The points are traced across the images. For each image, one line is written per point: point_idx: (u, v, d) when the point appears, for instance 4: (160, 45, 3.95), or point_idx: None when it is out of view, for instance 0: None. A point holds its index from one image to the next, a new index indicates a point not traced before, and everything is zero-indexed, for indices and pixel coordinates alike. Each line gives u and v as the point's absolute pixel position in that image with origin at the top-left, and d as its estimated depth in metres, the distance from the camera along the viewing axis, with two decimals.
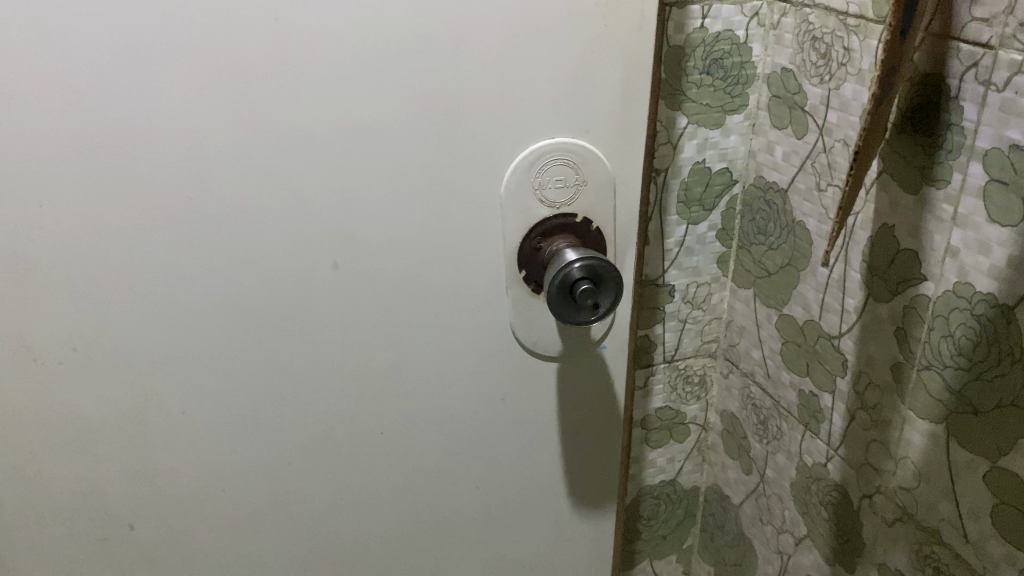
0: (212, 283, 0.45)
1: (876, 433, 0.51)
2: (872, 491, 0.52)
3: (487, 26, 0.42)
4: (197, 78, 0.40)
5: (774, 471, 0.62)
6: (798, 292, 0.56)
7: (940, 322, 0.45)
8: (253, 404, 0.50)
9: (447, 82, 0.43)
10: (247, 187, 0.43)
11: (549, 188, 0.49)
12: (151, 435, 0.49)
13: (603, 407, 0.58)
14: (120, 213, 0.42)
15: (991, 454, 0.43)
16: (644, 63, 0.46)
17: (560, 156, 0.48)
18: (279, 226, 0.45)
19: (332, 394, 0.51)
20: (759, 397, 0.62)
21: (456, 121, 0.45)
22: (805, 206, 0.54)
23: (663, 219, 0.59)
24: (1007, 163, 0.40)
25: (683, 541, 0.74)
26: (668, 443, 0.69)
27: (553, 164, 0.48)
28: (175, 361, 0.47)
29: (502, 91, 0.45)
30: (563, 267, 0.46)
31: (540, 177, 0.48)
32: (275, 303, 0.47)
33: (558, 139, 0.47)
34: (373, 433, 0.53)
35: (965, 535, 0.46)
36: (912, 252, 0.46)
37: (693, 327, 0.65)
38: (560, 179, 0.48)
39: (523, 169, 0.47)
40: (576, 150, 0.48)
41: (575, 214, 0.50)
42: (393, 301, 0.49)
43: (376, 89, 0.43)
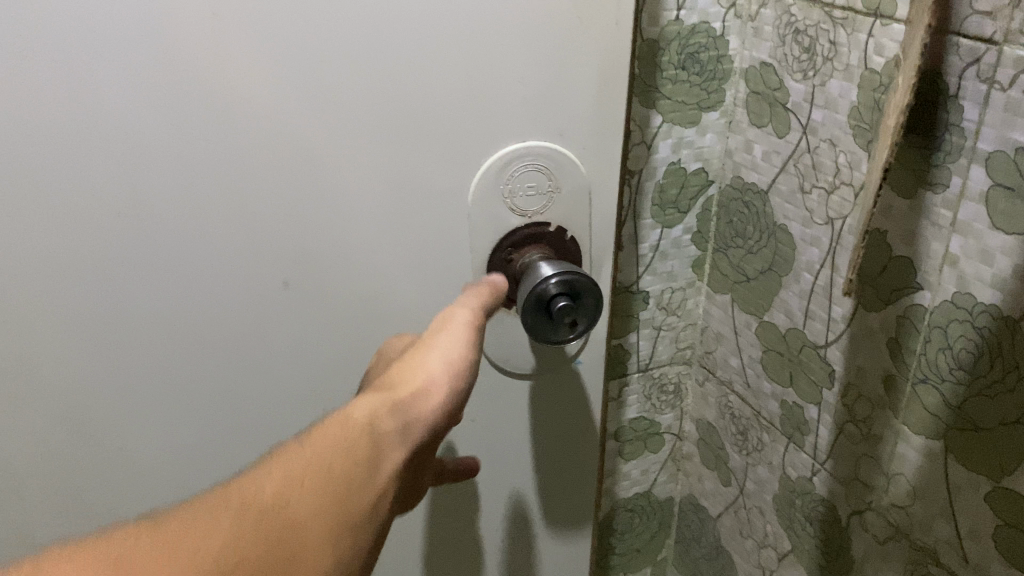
0: (152, 306, 0.41)
1: (866, 447, 0.49)
2: (862, 508, 0.50)
3: (455, 26, 0.38)
4: (134, 82, 0.35)
5: (754, 484, 0.59)
6: (781, 299, 0.53)
7: (937, 334, 0.43)
8: (202, 435, 0.45)
9: (412, 88, 0.39)
10: (188, 202, 0.39)
11: (520, 195, 0.45)
12: (85, 472, 0.44)
13: (577, 424, 0.55)
14: (43, 225, 0.38)
15: (993, 473, 0.41)
16: (623, 63, 0.43)
17: (532, 162, 0.44)
18: (225, 244, 0.40)
19: (288, 424, 0.47)
20: (737, 407, 0.60)
21: (421, 128, 0.41)
22: (787, 209, 0.51)
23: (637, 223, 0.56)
24: (1012, 167, 0.37)
25: (657, 553, 0.72)
26: (642, 454, 0.66)
27: (524, 170, 0.44)
28: (108, 390, 0.42)
29: (472, 96, 0.41)
30: (537, 288, 0.42)
31: (510, 184, 0.44)
32: (222, 326, 0.42)
33: (530, 142, 0.43)
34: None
35: (965, 556, 0.43)
36: (905, 259, 0.44)
37: (668, 334, 0.62)
38: (531, 186, 0.45)
39: (491, 176, 0.43)
40: (549, 154, 0.44)
41: (547, 222, 0.46)
42: (354, 320, 0.45)
43: (335, 96, 0.38)
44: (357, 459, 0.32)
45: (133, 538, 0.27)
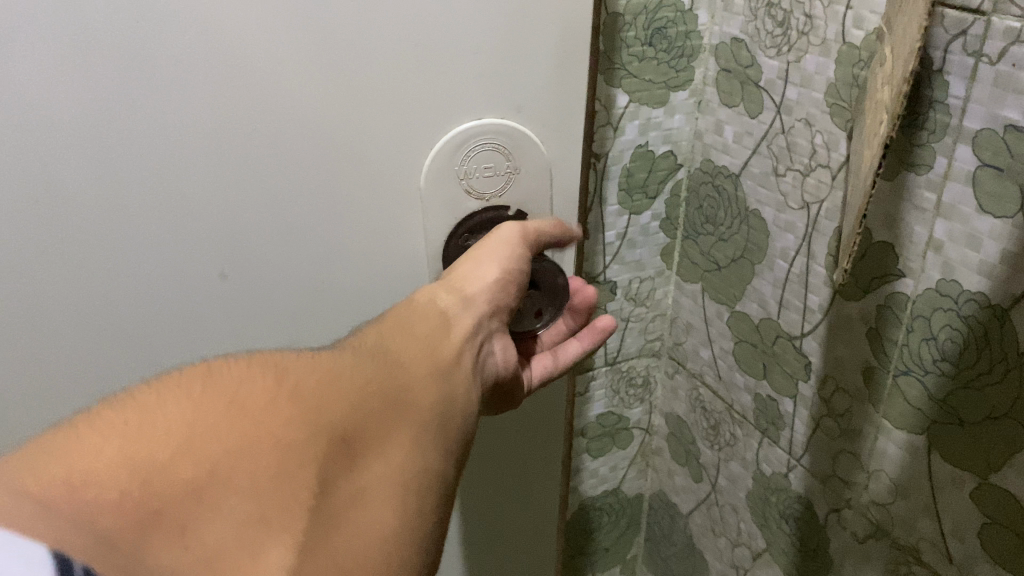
0: (71, 303, 0.37)
1: (844, 443, 0.46)
2: (840, 505, 0.48)
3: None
4: (47, 51, 0.32)
5: (727, 480, 0.57)
6: (753, 287, 0.51)
7: (920, 324, 0.40)
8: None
9: (357, 63, 0.36)
10: (107, 189, 0.35)
11: (476, 178, 0.41)
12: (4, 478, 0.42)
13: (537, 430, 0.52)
14: None
15: (979, 470, 0.39)
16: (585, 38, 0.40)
17: (488, 141, 0.40)
18: (151, 234, 0.37)
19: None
20: (709, 400, 0.57)
21: (369, 109, 0.37)
22: (761, 193, 0.48)
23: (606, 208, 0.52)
24: (1001, 145, 0.35)
25: (627, 551, 0.69)
26: (610, 450, 0.63)
27: (480, 151, 0.40)
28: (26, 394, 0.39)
29: (423, 74, 0.37)
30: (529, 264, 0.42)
31: (464, 165, 0.40)
32: (153, 324, 0.39)
33: (486, 119, 0.39)
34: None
35: (949, 556, 0.41)
36: (887, 245, 0.41)
37: (636, 325, 0.59)
38: (488, 166, 0.41)
39: (443, 156, 0.39)
40: (505, 132, 0.40)
41: (507, 206, 0.43)
42: (300, 316, 0.42)
43: (272, 74, 0.35)
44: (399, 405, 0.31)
45: (264, 376, 0.28)
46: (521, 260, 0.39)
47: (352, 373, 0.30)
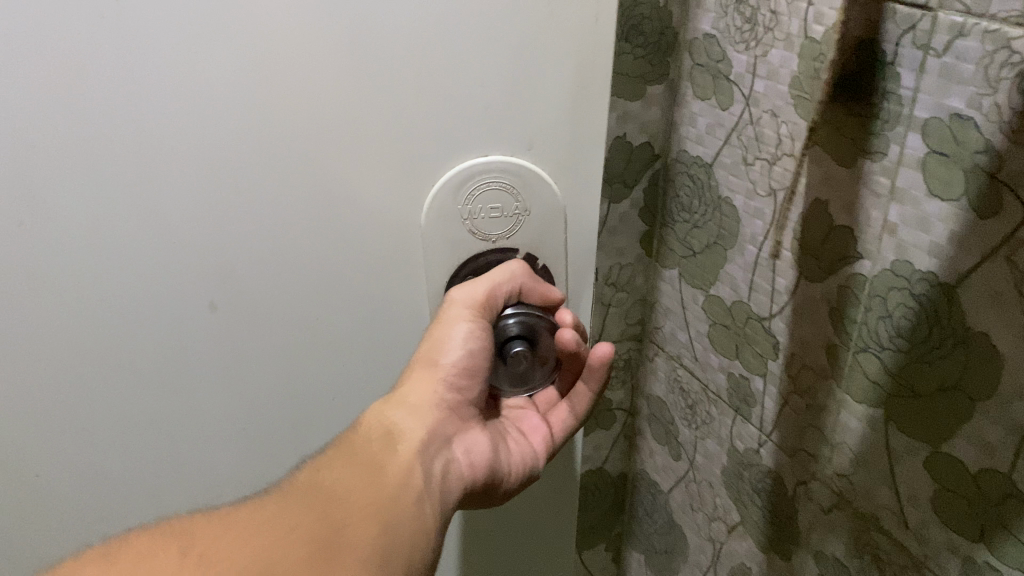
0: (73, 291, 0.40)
1: (810, 417, 0.49)
2: (807, 478, 0.50)
3: (410, 21, 0.37)
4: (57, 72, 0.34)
5: (703, 457, 0.59)
6: (726, 271, 0.53)
7: (878, 303, 0.43)
8: (146, 408, 0.45)
9: (362, 85, 0.38)
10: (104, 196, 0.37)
11: (481, 216, 0.44)
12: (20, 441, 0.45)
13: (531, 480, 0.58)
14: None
15: (932, 438, 0.41)
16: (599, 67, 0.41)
17: (493, 179, 0.43)
18: (169, 231, 0.40)
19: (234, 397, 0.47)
20: (686, 380, 0.59)
21: (374, 125, 0.39)
22: (732, 181, 0.51)
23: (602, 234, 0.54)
24: (947, 133, 0.37)
25: (612, 528, 0.72)
26: (594, 430, 0.65)
27: (485, 190, 0.43)
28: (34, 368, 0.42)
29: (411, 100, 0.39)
30: (498, 323, 0.47)
31: (469, 205, 0.44)
32: (161, 303, 0.42)
33: (488, 161, 0.42)
34: (282, 434, 0.49)
35: (906, 522, 0.44)
36: (847, 229, 0.44)
37: (616, 309, 0.61)
38: (492, 206, 0.44)
39: (447, 191, 0.42)
40: (511, 176, 0.43)
41: (514, 248, 0.46)
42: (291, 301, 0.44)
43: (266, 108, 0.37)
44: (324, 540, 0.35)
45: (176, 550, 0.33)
46: (477, 334, 0.46)
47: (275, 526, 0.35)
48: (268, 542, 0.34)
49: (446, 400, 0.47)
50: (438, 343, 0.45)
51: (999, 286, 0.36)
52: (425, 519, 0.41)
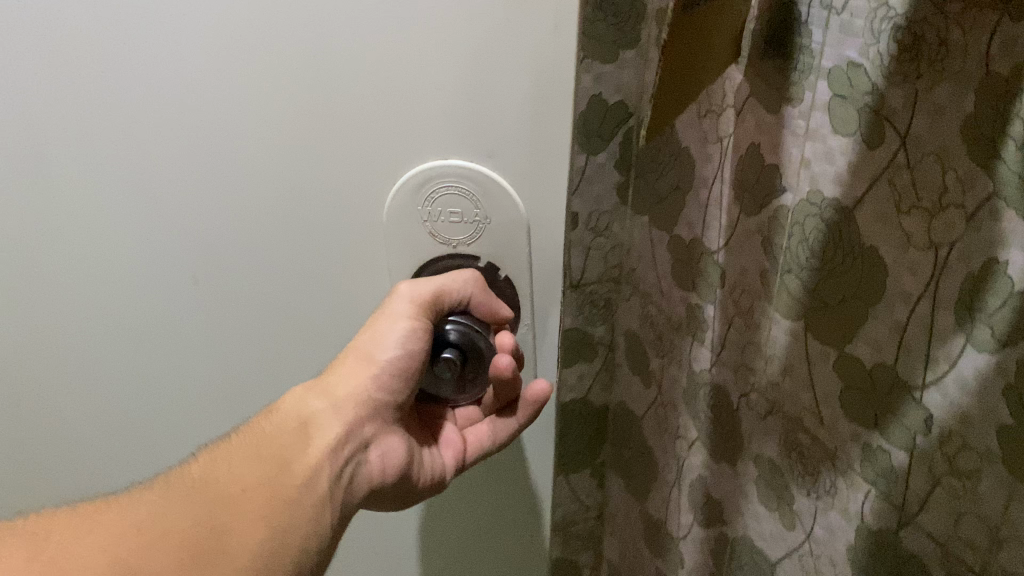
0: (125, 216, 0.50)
1: (749, 335, 0.56)
2: (748, 389, 0.57)
3: (376, 32, 0.42)
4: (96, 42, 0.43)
5: (669, 382, 0.67)
6: (685, 214, 0.61)
7: (798, 230, 0.50)
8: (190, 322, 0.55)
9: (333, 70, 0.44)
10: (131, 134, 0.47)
11: (440, 218, 0.50)
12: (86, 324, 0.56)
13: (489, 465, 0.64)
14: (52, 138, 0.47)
15: (838, 342, 0.49)
16: (556, 98, 0.45)
17: (451, 186, 0.48)
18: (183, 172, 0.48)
19: (230, 321, 0.55)
20: (656, 314, 0.67)
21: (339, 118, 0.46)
22: (689, 131, 0.58)
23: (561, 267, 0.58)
24: (845, 79, 0.45)
25: (596, 456, 0.79)
26: (577, 363, 0.73)
27: (443, 193, 0.48)
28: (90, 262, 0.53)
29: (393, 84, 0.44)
30: (438, 327, 0.52)
31: (430, 206, 0.49)
32: (182, 231, 0.51)
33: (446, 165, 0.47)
34: (267, 361, 0.58)
35: (821, 418, 0.51)
36: (774, 166, 0.51)
37: (597, 252, 0.68)
38: (453, 210, 0.49)
39: (407, 190, 0.48)
40: (468, 182, 0.48)
41: (479, 256, 0.52)
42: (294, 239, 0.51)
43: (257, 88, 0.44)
44: (191, 541, 0.39)
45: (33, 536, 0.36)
46: (414, 339, 0.51)
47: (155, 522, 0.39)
48: (134, 538, 0.37)
49: (372, 397, 0.51)
50: (376, 338, 0.50)
51: (883, 207, 0.44)
52: (318, 521, 0.45)
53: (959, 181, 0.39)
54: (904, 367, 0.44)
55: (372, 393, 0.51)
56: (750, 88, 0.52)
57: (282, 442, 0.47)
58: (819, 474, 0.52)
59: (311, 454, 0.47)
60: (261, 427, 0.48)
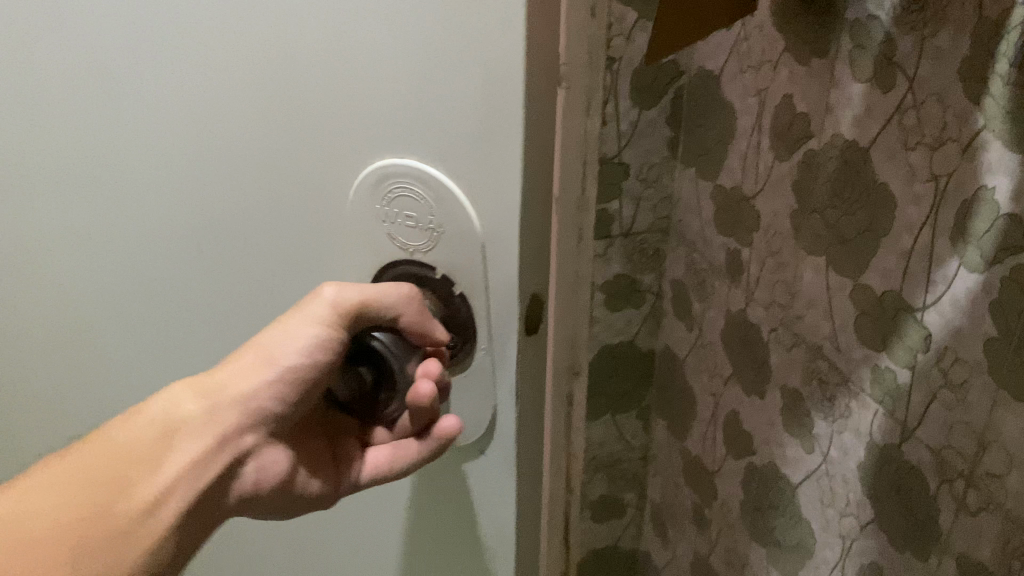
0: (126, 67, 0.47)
1: (779, 273, 0.61)
2: (776, 325, 0.63)
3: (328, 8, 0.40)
4: None
5: (709, 324, 0.72)
6: (727, 164, 0.66)
7: (823, 172, 0.55)
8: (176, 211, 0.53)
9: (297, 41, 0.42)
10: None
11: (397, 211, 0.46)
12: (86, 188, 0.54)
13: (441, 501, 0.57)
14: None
15: (854, 273, 0.53)
16: (507, 118, 0.40)
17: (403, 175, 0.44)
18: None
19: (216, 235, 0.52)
20: (699, 260, 0.73)
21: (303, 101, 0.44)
22: (733, 87, 0.64)
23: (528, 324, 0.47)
24: (863, 31, 0.49)
25: (642, 399, 0.85)
26: (625, 307, 0.78)
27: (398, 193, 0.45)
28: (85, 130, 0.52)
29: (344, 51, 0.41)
30: (365, 336, 0.48)
31: (386, 207, 0.46)
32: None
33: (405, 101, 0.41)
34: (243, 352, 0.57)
35: (838, 346, 0.56)
36: (804, 115, 0.56)
37: (646, 203, 0.74)
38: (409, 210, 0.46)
39: (366, 186, 0.46)
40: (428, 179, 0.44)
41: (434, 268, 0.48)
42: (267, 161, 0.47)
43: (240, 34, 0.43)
44: (109, 519, 0.42)
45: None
46: (326, 347, 0.48)
47: (78, 487, 0.43)
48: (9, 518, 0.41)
49: (257, 408, 0.49)
50: (289, 340, 0.48)
51: (894, 146, 0.48)
52: (158, 538, 0.44)
53: (956, 119, 0.44)
54: (907, 292, 0.49)
55: (262, 400, 0.48)
56: (785, 44, 0.57)
57: (135, 452, 0.45)
58: (835, 399, 0.57)
59: (163, 470, 0.45)
60: (121, 424, 0.46)
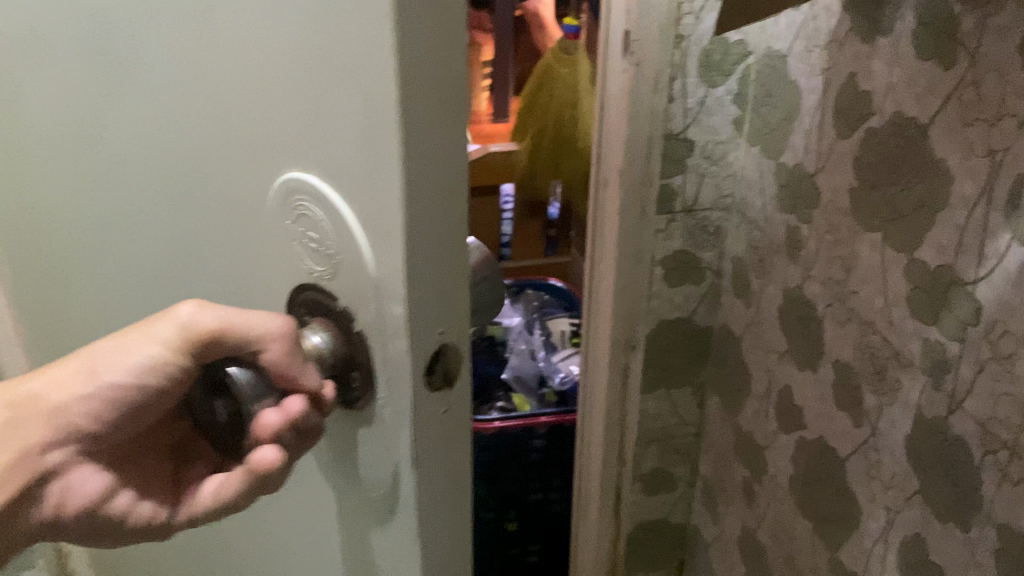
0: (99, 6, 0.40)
1: (836, 249, 0.63)
2: (832, 300, 0.64)
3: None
4: None
5: (767, 301, 0.74)
6: (791, 142, 0.68)
7: (882, 149, 0.56)
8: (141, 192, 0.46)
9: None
10: None
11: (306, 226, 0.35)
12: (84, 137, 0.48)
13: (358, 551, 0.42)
14: None
15: (909, 248, 0.55)
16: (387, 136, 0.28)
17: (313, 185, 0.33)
18: None
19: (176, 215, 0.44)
20: (759, 238, 0.74)
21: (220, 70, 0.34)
22: (799, 66, 0.65)
23: (431, 374, 0.33)
24: (925, 9, 0.51)
25: (697, 375, 0.87)
26: (684, 283, 0.81)
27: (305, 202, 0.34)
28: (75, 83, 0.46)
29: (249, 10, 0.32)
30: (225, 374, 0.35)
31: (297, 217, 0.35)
32: None
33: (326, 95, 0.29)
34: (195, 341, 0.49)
35: (890, 320, 0.57)
36: (866, 93, 0.57)
37: (710, 181, 0.76)
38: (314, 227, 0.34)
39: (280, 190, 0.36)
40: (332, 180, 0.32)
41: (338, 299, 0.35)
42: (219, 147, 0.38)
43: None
44: None
45: None
46: (164, 372, 0.35)
47: None
48: None
49: (80, 422, 0.36)
50: (116, 351, 0.35)
51: (952, 122, 0.49)
52: None
53: (1013, 93, 0.45)
54: (962, 266, 0.50)
55: (82, 409, 0.35)
56: (851, 22, 0.58)
57: None
58: (886, 372, 0.59)
59: None
60: None
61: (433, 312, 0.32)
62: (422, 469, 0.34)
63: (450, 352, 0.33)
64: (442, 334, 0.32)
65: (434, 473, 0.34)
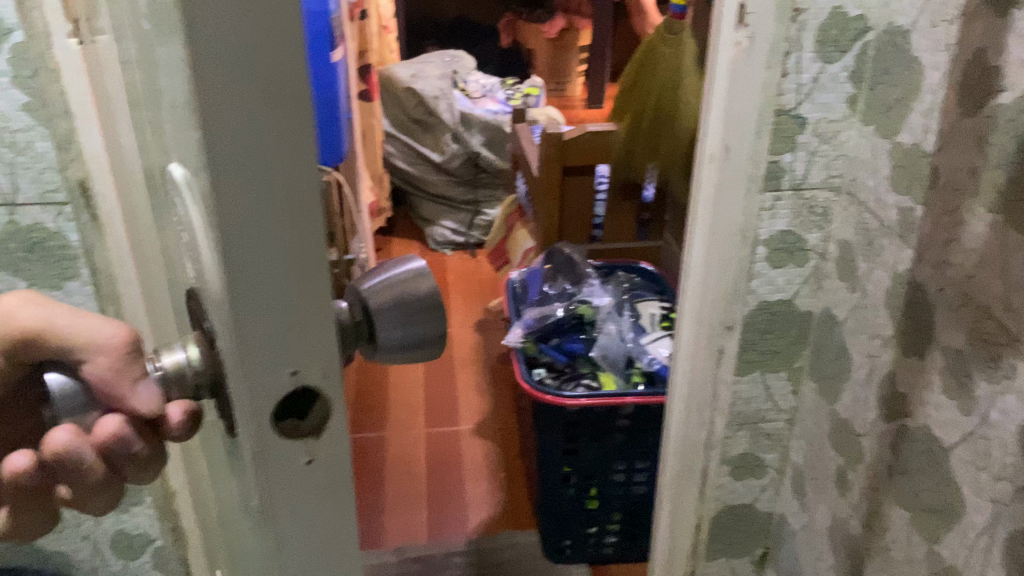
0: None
1: (953, 231, 0.61)
2: (945, 284, 0.62)
3: None
4: None
5: (874, 285, 0.72)
6: (909, 121, 0.65)
7: (1009, 127, 0.54)
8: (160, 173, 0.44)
9: None
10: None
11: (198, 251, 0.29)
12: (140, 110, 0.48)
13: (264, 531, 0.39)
14: None
15: None
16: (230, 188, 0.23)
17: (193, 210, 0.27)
18: None
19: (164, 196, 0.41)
20: (869, 220, 0.72)
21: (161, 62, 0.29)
22: (922, 42, 0.63)
23: (285, 421, 0.27)
24: None
25: (794, 361, 0.85)
26: (787, 264, 0.79)
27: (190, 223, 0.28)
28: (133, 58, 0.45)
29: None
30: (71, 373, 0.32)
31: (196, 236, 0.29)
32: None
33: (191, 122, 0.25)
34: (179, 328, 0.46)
35: (1008, 305, 0.55)
36: (995, 68, 0.55)
37: (821, 160, 0.75)
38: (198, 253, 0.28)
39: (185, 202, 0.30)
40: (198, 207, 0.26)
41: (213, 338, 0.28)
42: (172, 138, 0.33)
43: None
44: None
45: None
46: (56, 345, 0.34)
47: None
48: None
49: None
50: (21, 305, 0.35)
51: None
52: None
53: None
54: None
55: None
56: None
57: None
58: (1000, 358, 0.56)
59: None
60: None
61: (281, 343, 0.26)
62: (278, 527, 0.29)
63: (309, 394, 0.27)
64: (297, 371, 0.26)
65: (299, 537, 0.29)
